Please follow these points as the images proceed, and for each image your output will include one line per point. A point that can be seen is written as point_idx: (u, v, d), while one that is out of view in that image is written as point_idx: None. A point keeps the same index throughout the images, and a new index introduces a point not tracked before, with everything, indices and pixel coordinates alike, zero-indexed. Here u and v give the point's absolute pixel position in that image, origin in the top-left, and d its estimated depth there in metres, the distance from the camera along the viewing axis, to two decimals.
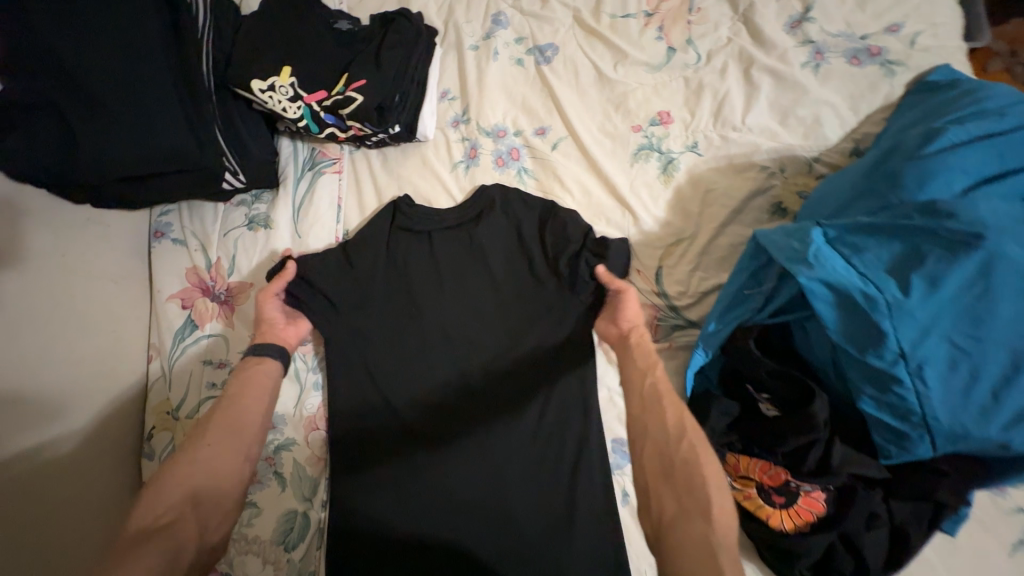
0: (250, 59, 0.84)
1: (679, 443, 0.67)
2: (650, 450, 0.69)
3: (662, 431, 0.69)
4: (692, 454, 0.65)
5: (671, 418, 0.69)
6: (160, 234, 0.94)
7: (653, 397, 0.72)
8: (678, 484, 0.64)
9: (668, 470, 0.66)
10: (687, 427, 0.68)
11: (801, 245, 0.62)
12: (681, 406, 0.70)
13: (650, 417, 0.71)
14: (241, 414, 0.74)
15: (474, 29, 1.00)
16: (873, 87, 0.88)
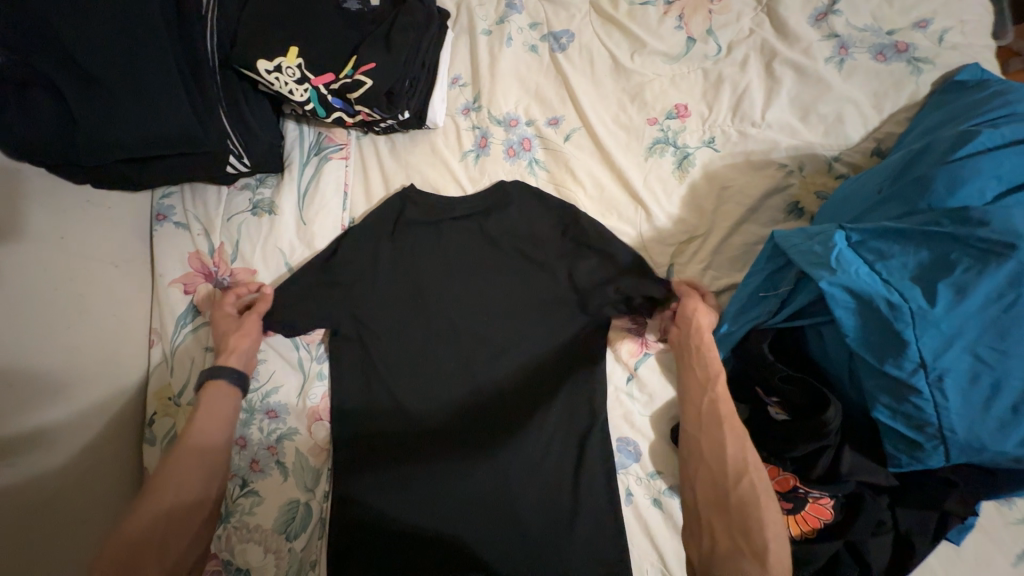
0: (256, 37, 0.81)
1: (737, 479, 0.66)
2: (706, 483, 0.69)
3: (719, 463, 0.68)
4: (750, 492, 0.65)
5: (731, 451, 0.68)
6: (162, 217, 0.92)
7: (715, 427, 0.71)
8: (734, 521, 0.64)
9: (724, 506, 0.66)
10: (747, 461, 0.67)
11: (824, 248, 0.61)
12: (742, 437, 0.69)
13: (708, 446, 0.70)
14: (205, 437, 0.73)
15: (488, 13, 0.97)
16: (899, 85, 0.85)
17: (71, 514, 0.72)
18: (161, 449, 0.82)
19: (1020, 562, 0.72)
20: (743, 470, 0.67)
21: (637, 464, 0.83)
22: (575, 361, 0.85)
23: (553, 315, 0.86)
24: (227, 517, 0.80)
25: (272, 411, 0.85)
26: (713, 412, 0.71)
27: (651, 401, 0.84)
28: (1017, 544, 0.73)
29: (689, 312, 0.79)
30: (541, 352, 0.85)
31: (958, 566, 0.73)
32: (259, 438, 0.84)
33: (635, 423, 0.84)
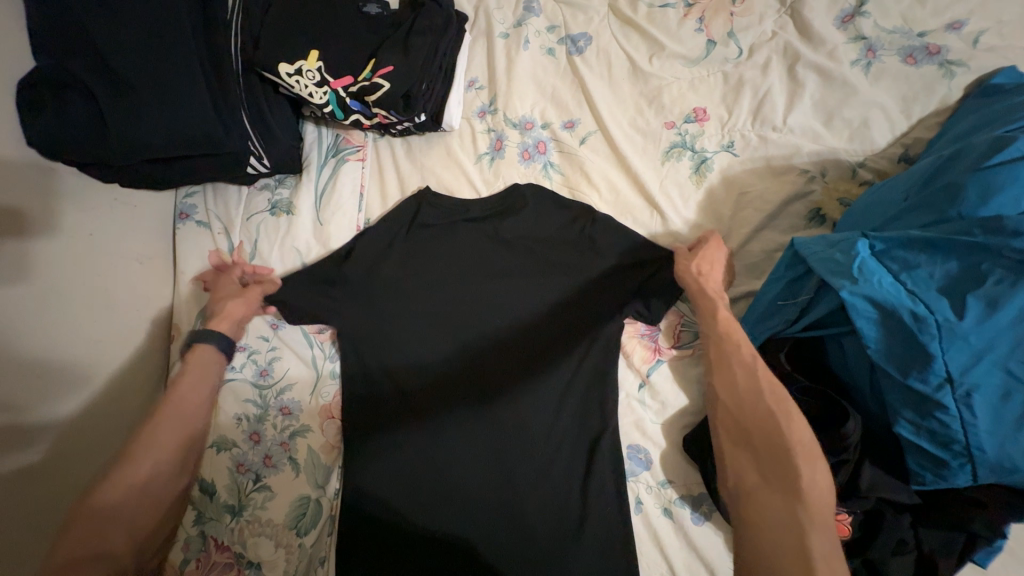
0: (277, 40, 0.82)
1: (756, 411, 0.64)
2: (728, 421, 0.66)
3: (738, 400, 0.66)
4: (770, 419, 0.62)
5: (743, 383, 0.66)
6: (185, 215, 0.94)
7: (725, 366, 0.69)
8: (763, 457, 0.61)
9: (748, 441, 0.63)
10: (766, 392, 0.64)
11: (845, 257, 0.60)
12: (754, 367, 0.67)
13: (723, 385, 0.68)
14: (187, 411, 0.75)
15: (506, 15, 0.97)
16: (929, 88, 0.82)
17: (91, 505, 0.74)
18: None
19: None
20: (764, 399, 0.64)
21: (648, 472, 0.82)
22: (587, 367, 0.84)
23: (565, 320, 0.85)
24: (240, 511, 0.82)
25: (286, 407, 0.86)
26: (724, 351, 0.70)
27: (663, 409, 0.84)
28: None
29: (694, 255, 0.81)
30: (553, 357, 0.84)
31: None
32: (273, 433, 0.85)
33: (647, 431, 0.83)
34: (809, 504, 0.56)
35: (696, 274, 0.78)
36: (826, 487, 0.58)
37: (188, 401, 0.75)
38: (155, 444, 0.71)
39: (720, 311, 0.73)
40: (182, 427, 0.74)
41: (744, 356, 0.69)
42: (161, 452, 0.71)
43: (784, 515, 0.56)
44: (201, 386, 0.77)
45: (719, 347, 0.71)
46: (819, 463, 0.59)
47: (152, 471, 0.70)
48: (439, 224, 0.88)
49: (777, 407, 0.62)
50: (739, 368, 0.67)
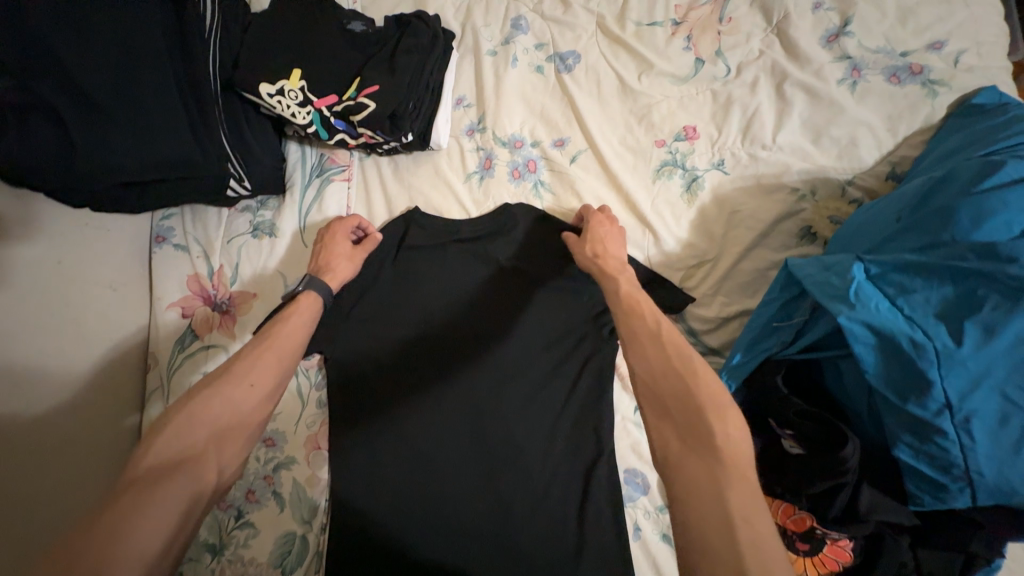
0: (258, 61, 0.80)
1: (667, 376, 0.57)
2: (646, 390, 0.57)
3: (650, 368, 0.58)
4: (682, 383, 0.56)
5: (650, 349, 0.60)
6: (162, 239, 0.90)
7: (631, 333, 0.62)
8: (680, 421, 0.54)
9: (664, 407, 0.55)
10: (671, 352, 0.59)
11: (841, 281, 0.59)
12: (655, 331, 0.61)
13: (634, 357, 0.60)
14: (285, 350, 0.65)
15: (492, 33, 0.96)
16: (913, 108, 0.83)
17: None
18: None
19: None
20: (669, 359, 0.58)
21: (645, 497, 0.80)
22: (582, 389, 0.82)
23: (560, 342, 0.84)
24: (221, 550, 0.78)
25: (269, 439, 0.83)
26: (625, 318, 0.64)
27: None
28: None
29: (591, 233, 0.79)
30: (548, 382, 0.82)
31: None
32: (256, 466, 0.81)
33: (644, 454, 0.82)
34: (729, 461, 0.50)
35: (593, 256, 0.76)
36: (744, 440, 0.52)
37: (289, 339, 0.65)
38: (246, 377, 0.60)
39: (621, 287, 0.69)
40: (279, 366, 0.63)
41: (646, 321, 0.63)
42: (255, 387, 0.60)
43: (709, 483, 0.49)
44: (302, 329, 0.68)
45: (625, 321, 0.64)
46: (732, 414, 0.54)
47: (236, 408, 0.58)
48: (429, 246, 0.87)
49: (684, 367, 0.57)
50: (643, 337, 0.61)
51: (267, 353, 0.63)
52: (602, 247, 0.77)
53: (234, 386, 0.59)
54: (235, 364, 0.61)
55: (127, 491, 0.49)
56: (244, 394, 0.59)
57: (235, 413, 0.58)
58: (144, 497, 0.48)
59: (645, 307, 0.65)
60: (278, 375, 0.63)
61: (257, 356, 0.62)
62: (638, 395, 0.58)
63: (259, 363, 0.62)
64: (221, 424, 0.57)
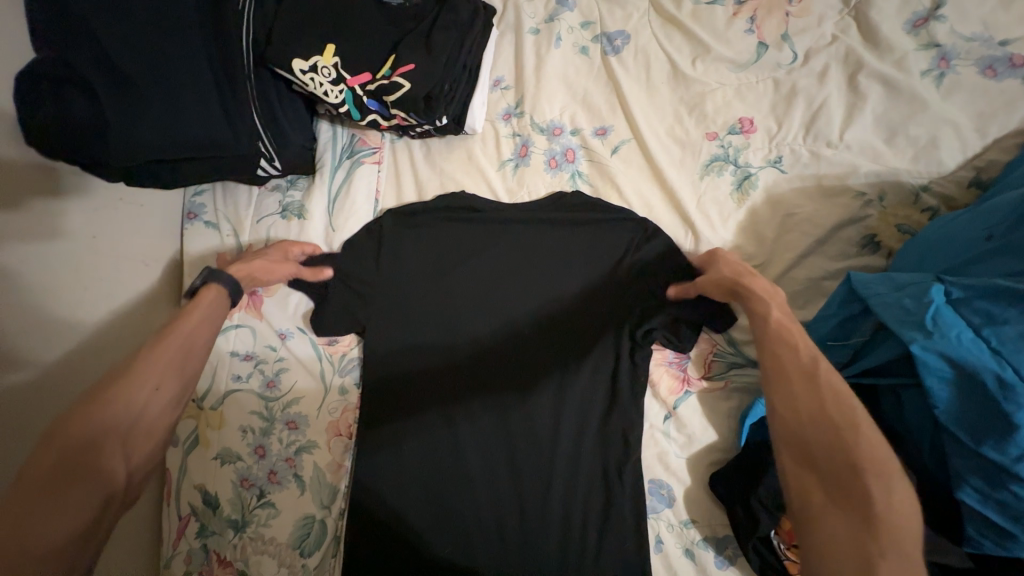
0: (291, 34, 0.77)
1: (817, 422, 0.53)
2: (789, 436, 0.54)
3: (797, 413, 0.54)
4: (837, 437, 0.51)
5: (800, 390, 0.55)
6: (193, 215, 0.90)
7: (780, 371, 0.57)
8: (831, 477, 0.50)
9: (811, 456, 0.52)
10: (828, 398, 0.54)
11: (917, 306, 0.54)
12: (814, 373, 0.56)
13: (777, 397, 0.56)
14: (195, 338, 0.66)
15: (536, 8, 0.90)
16: (1009, 106, 0.73)
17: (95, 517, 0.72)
18: (183, 450, 0.83)
19: None
20: (827, 408, 0.53)
21: (670, 509, 0.77)
22: (610, 393, 0.80)
23: (588, 345, 0.81)
24: (243, 527, 0.79)
25: (292, 422, 0.83)
26: (777, 352, 0.59)
27: (689, 443, 0.78)
28: None
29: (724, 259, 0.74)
30: (575, 384, 0.80)
31: None
32: (278, 448, 0.82)
33: (671, 465, 0.78)
34: (883, 534, 0.45)
35: (735, 277, 0.70)
36: (908, 514, 0.47)
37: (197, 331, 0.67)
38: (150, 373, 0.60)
39: (772, 312, 0.64)
40: (187, 360, 0.65)
41: (801, 356, 0.58)
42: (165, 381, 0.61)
43: (850, 549, 0.46)
44: (208, 327, 0.68)
45: (772, 353, 0.60)
46: (895, 480, 0.48)
47: (145, 408, 0.58)
48: (465, 237, 0.84)
49: (840, 417, 0.52)
50: (796, 378, 0.56)
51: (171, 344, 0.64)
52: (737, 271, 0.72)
53: (136, 386, 0.58)
54: (137, 364, 0.60)
55: (22, 500, 0.49)
56: (150, 394, 0.59)
57: (141, 415, 0.58)
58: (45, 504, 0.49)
59: (799, 339, 0.60)
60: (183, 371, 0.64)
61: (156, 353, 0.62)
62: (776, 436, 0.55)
63: (166, 361, 0.62)
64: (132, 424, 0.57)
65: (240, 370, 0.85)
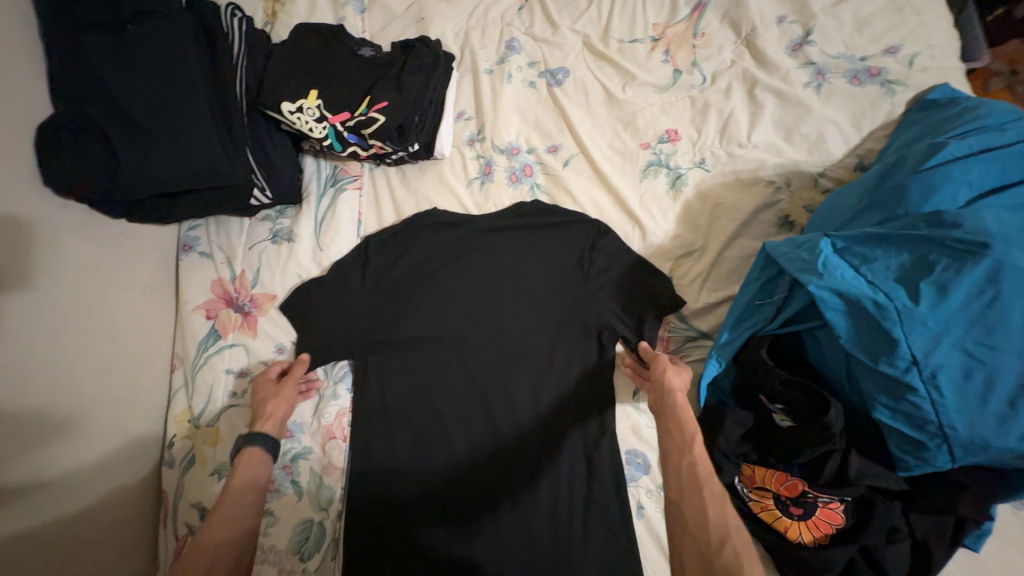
0: (280, 83, 0.89)
1: (720, 546, 0.61)
2: (692, 555, 0.63)
3: (704, 533, 0.63)
4: (735, 562, 0.59)
5: (712, 512, 0.65)
6: (188, 247, 0.98)
7: (693, 490, 0.67)
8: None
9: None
10: (730, 530, 0.63)
11: (810, 255, 0.64)
12: (725, 501, 0.66)
13: (690, 513, 0.66)
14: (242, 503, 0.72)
15: (489, 54, 1.06)
16: (874, 105, 0.91)
17: (96, 534, 0.74)
18: (180, 470, 0.85)
19: None
20: (724, 531, 0.63)
21: (647, 477, 0.84)
22: (583, 374, 0.88)
23: (560, 333, 0.90)
24: None
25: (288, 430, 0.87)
26: (692, 473, 0.69)
27: None
28: None
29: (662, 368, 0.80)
30: (551, 369, 0.88)
31: (978, 575, 0.75)
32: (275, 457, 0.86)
33: (644, 435, 0.86)
34: None
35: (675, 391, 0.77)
36: None
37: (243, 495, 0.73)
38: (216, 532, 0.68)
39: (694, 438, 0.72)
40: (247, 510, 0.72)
41: (710, 488, 0.67)
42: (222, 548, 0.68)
43: None
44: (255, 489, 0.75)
45: (689, 471, 0.69)
46: None
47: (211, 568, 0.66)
48: (442, 248, 0.94)
49: (733, 536, 0.62)
50: (708, 497, 0.66)
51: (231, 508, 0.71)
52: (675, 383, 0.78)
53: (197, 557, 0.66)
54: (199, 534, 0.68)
55: None
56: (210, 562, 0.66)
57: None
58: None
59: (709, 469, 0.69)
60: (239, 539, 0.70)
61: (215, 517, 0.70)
62: (683, 554, 0.64)
63: (219, 535, 0.68)
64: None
65: (236, 387, 0.89)
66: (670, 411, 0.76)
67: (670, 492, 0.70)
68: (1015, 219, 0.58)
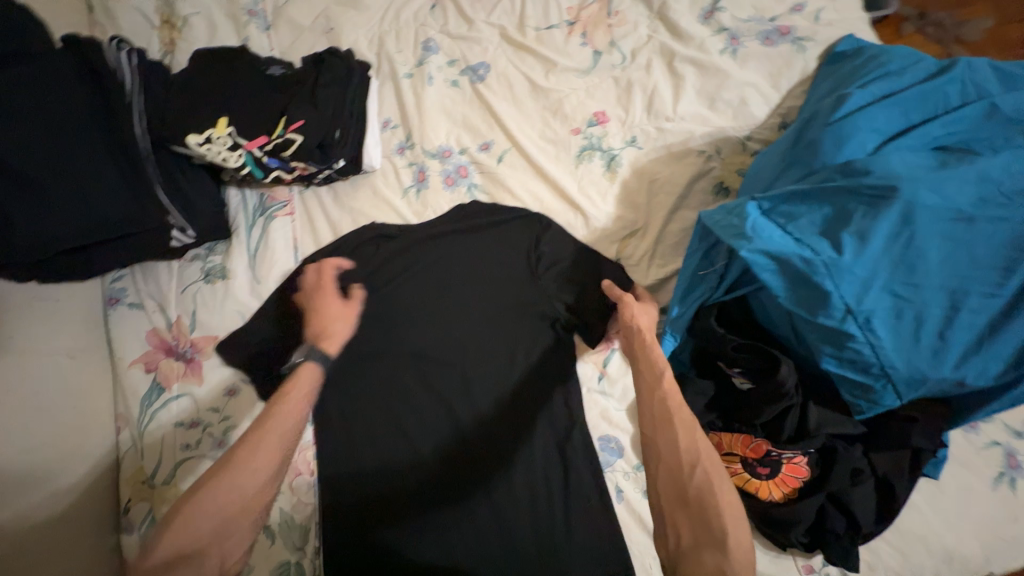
0: (185, 114, 0.84)
1: (693, 470, 0.62)
2: (667, 479, 0.63)
3: (676, 460, 0.63)
4: (706, 483, 0.61)
5: (682, 439, 0.64)
6: (115, 300, 0.91)
7: (664, 419, 0.66)
8: (697, 518, 0.59)
9: (685, 499, 0.61)
10: (701, 452, 0.63)
11: (739, 220, 0.63)
12: (694, 427, 0.66)
13: (663, 442, 0.65)
14: (291, 418, 0.66)
15: (406, 57, 1.03)
16: (789, 63, 0.93)
17: None
18: (142, 534, 0.80)
19: (995, 485, 0.79)
20: (695, 454, 0.63)
21: (621, 459, 0.84)
22: (545, 369, 0.87)
23: (517, 331, 0.88)
24: None
25: None
26: (662, 404, 0.67)
27: (624, 394, 0.88)
28: (989, 468, 0.80)
29: (629, 310, 0.78)
30: (513, 368, 0.87)
31: (940, 500, 0.79)
32: None
33: (613, 419, 0.86)
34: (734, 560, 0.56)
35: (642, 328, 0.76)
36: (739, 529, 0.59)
37: (292, 413, 0.67)
38: (248, 472, 0.61)
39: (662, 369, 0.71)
40: (281, 445, 0.64)
41: (682, 414, 0.66)
42: (266, 460, 0.62)
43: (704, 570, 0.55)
44: (305, 401, 0.69)
45: (660, 401, 0.67)
46: (741, 522, 0.60)
47: (244, 491, 0.61)
48: (386, 266, 0.91)
49: (706, 458, 0.63)
50: (679, 425, 0.65)
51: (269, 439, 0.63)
52: (640, 321, 0.77)
53: (242, 473, 0.61)
54: (242, 449, 0.63)
55: None
56: (250, 477, 0.61)
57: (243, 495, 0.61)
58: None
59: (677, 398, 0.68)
60: (283, 453, 0.64)
61: (254, 447, 0.63)
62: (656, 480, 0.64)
63: (252, 478, 0.61)
64: (226, 508, 0.60)
65: (188, 439, 0.84)
66: (638, 348, 0.75)
67: (642, 423, 0.68)
68: (920, 160, 0.61)
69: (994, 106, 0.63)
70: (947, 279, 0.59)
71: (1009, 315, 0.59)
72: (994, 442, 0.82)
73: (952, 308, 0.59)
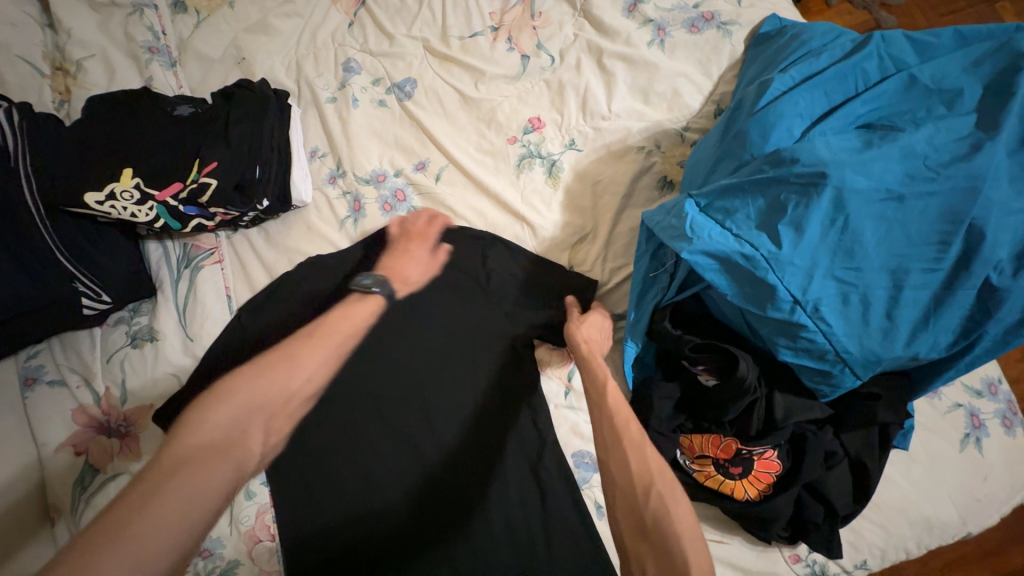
0: (83, 171, 0.77)
1: (647, 494, 0.60)
2: (624, 507, 0.61)
3: (630, 485, 0.62)
4: (662, 506, 0.59)
5: (632, 459, 0.63)
6: (33, 379, 0.82)
7: (614, 441, 0.65)
8: (657, 546, 0.57)
9: (642, 525, 0.59)
10: (655, 473, 0.62)
11: (678, 221, 0.61)
12: (643, 443, 0.65)
13: (615, 467, 0.64)
14: (333, 337, 0.78)
15: (328, 81, 0.97)
16: (716, 49, 0.92)
17: None
18: None
19: (963, 447, 0.80)
20: (647, 475, 0.62)
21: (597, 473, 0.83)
22: (508, 391, 0.84)
23: (475, 355, 0.84)
24: None
25: (206, 549, 0.76)
26: (613, 426, 0.67)
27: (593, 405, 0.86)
28: (956, 431, 0.81)
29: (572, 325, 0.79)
30: (475, 395, 0.83)
31: (914, 470, 0.79)
32: None
33: (584, 433, 0.84)
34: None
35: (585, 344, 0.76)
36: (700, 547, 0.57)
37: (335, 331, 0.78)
38: (288, 374, 0.73)
39: (609, 391, 0.70)
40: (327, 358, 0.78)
41: (630, 432, 0.66)
42: (311, 366, 0.76)
43: None
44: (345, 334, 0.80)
45: (610, 425, 0.67)
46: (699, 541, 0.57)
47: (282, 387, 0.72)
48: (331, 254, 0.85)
49: (658, 476, 0.62)
50: (628, 446, 0.64)
51: (322, 344, 0.77)
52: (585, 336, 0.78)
53: (288, 370, 0.73)
54: (293, 348, 0.76)
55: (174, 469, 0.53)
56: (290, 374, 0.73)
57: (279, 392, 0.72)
58: (190, 479, 0.53)
59: (626, 416, 0.68)
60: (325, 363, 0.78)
61: (308, 348, 0.76)
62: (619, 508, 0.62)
63: (292, 373, 0.74)
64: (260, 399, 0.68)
65: None
66: (586, 361, 0.74)
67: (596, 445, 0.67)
68: (845, 142, 0.60)
69: (911, 78, 0.64)
70: (886, 259, 0.58)
71: (952, 287, 0.58)
72: (958, 404, 0.82)
73: (895, 287, 0.59)
